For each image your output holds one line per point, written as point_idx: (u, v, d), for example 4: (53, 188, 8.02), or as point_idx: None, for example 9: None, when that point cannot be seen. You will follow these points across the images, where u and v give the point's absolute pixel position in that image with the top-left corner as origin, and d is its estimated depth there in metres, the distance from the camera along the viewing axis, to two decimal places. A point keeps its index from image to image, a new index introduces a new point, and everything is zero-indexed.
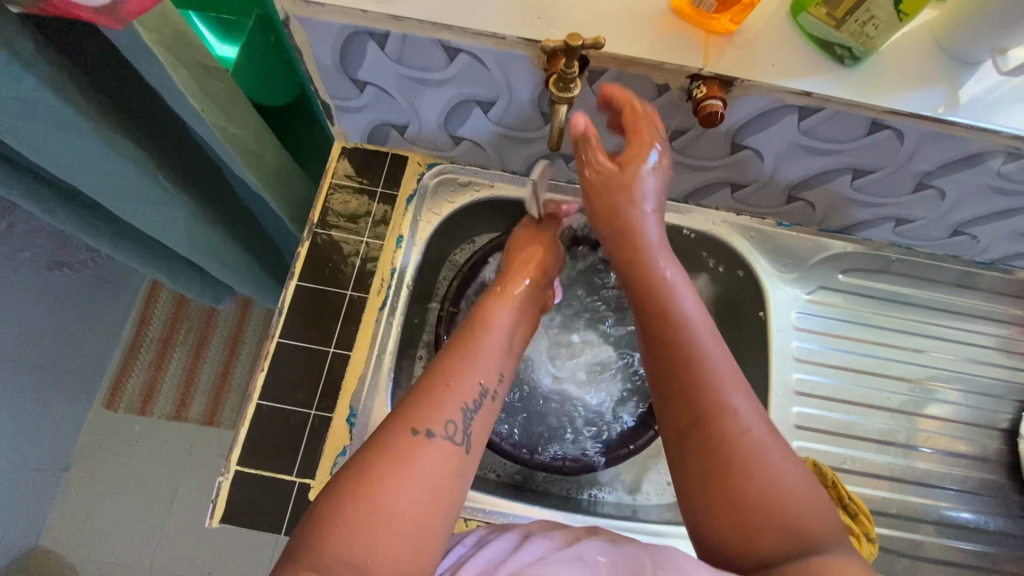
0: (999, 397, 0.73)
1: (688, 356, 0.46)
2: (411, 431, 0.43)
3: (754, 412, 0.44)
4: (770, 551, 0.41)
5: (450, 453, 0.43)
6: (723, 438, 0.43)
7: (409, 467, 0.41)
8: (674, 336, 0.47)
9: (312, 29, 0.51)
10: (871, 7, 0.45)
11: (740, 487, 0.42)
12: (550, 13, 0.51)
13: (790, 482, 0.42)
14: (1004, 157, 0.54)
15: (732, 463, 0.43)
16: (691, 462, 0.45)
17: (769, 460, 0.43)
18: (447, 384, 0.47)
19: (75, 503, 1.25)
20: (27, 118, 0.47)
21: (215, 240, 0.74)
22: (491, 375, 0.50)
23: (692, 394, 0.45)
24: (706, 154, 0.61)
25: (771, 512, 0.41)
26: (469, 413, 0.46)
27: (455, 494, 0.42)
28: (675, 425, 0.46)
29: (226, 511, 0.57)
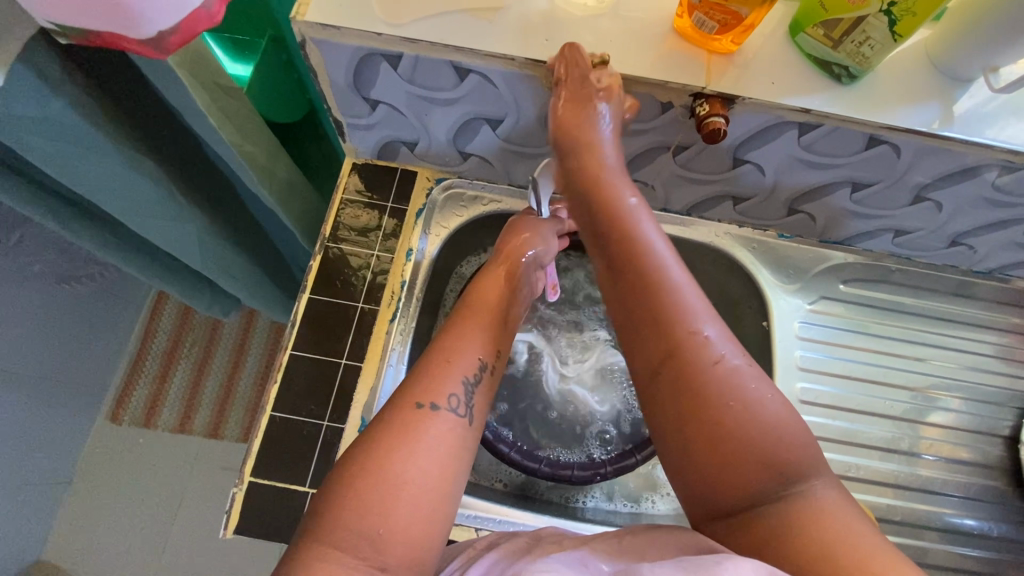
0: (999, 405, 0.74)
1: (659, 300, 0.50)
2: (416, 404, 0.47)
3: (722, 342, 0.48)
4: (762, 482, 0.44)
5: (454, 423, 0.47)
6: (695, 369, 0.47)
7: (416, 435, 0.45)
8: (644, 278, 0.50)
9: (328, 51, 0.53)
10: (867, 28, 0.47)
11: (717, 418, 0.45)
12: (557, 35, 0.53)
13: (767, 410, 0.45)
14: (999, 170, 0.55)
15: (708, 397, 0.46)
16: (670, 403, 0.47)
17: (744, 390, 0.46)
18: (448, 360, 0.51)
19: (79, 516, 1.25)
20: (52, 137, 0.48)
21: (226, 254, 0.75)
22: (489, 350, 0.55)
23: (665, 335, 0.48)
24: (708, 168, 0.63)
25: (752, 441, 0.44)
26: (470, 387, 0.50)
27: (461, 464, 0.46)
28: (650, 367, 0.49)
29: (239, 522, 0.58)
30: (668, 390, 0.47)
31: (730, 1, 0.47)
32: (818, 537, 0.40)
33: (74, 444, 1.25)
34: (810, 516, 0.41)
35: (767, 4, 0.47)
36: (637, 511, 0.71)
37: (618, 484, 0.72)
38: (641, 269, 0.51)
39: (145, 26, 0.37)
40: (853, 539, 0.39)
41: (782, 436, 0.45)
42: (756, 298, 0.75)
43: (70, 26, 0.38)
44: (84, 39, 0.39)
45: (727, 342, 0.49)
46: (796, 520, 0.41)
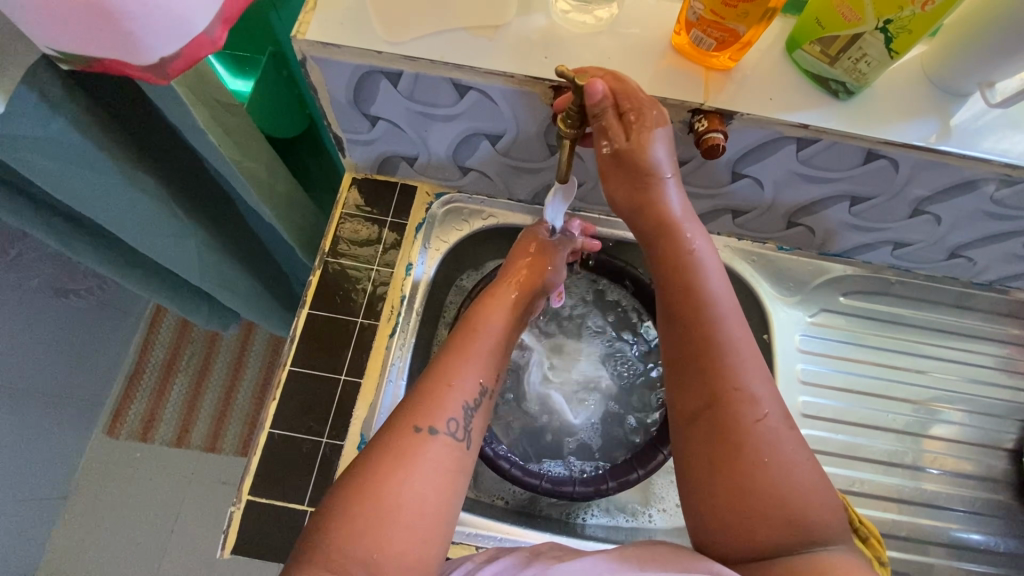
0: (1002, 417, 0.74)
1: (711, 340, 0.49)
2: (415, 429, 0.46)
3: (770, 400, 0.47)
4: (778, 540, 0.44)
5: (452, 448, 0.47)
6: (738, 422, 0.46)
7: (413, 459, 0.44)
8: (699, 324, 0.50)
9: (328, 68, 0.53)
10: (863, 45, 0.48)
11: (748, 469, 0.45)
12: (556, 52, 0.53)
13: (799, 474, 0.45)
14: (998, 184, 0.55)
15: (745, 447, 0.46)
16: (706, 447, 0.47)
17: (781, 450, 0.46)
18: (448, 383, 0.50)
19: (75, 533, 1.24)
20: (51, 156, 0.48)
21: (226, 269, 0.75)
22: (490, 375, 0.53)
23: (712, 377, 0.48)
24: (707, 182, 0.63)
25: (777, 498, 0.44)
26: (469, 411, 0.49)
27: (458, 487, 0.46)
28: (694, 409, 0.49)
29: (237, 541, 0.57)
30: (706, 434, 0.47)
31: (727, 19, 0.47)
32: None
33: (70, 459, 1.24)
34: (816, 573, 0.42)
35: (764, 21, 0.47)
36: (633, 526, 0.70)
37: (618, 500, 0.71)
38: (697, 315, 0.50)
39: (147, 53, 0.38)
40: None
41: (810, 502, 0.45)
42: (756, 311, 0.75)
43: (74, 53, 0.38)
44: (88, 66, 0.39)
45: (772, 400, 0.48)
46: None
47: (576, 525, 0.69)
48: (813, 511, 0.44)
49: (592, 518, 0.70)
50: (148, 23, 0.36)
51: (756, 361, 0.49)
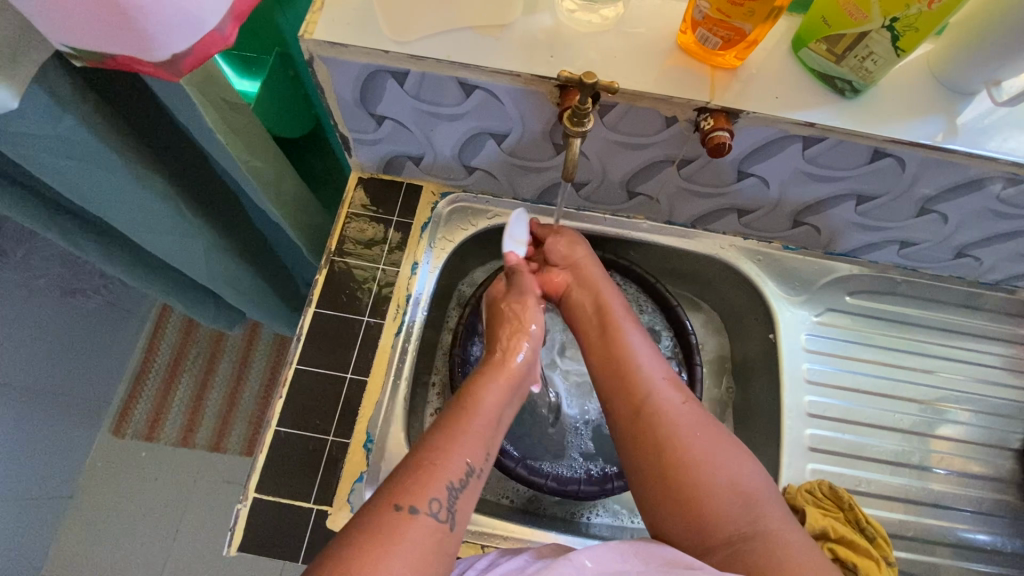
0: (1010, 417, 0.73)
1: (625, 357, 0.59)
2: (395, 507, 0.44)
3: (679, 392, 0.57)
4: (721, 509, 0.51)
5: (433, 533, 0.44)
6: (663, 412, 0.55)
7: (391, 541, 0.42)
8: (617, 343, 0.60)
9: (335, 67, 0.54)
10: (870, 44, 0.48)
11: (682, 453, 0.53)
12: (562, 51, 0.53)
13: (717, 448, 0.54)
14: (1004, 182, 0.55)
15: (671, 437, 0.54)
16: (644, 446, 0.55)
17: (700, 432, 0.54)
18: (434, 462, 0.47)
19: (81, 531, 1.24)
20: (62, 155, 0.49)
21: (233, 268, 0.75)
22: (480, 455, 0.50)
23: (631, 387, 0.58)
24: (712, 182, 0.63)
25: (711, 471, 0.52)
26: (454, 492, 0.46)
27: (437, 572, 0.43)
28: (625, 416, 0.57)
29: (243, 539, 0.57)
30: (643, 434, 0.55)
31: (733, 17, 0.47)
32: (764, 553, 0.48)
33: (76, 459, 1.24)
34: (766, 542, 0.49)
35: (770, 20, 0.48)
36: (637, 525, 0.71)
37: (623, 500, 0.72)
38: (616, 336, 0.61)
39: (159, 50, 0.38)
40: (794, 553, 0.49)
41: (733, 470, 0.53)
42: (763, 310, 0.75)
43: (85, 50, 0.38)
44: (100, 62, 0.40)
45: (682, 392, 0.58)
46: (750, 541, 0.49)
47: (579, 523, 0.69)
48: (740, 478, 0.52)
49: (597, 518, 0.70)
50: (159, 20, 0.36)
51: (662, 362, 0.60)
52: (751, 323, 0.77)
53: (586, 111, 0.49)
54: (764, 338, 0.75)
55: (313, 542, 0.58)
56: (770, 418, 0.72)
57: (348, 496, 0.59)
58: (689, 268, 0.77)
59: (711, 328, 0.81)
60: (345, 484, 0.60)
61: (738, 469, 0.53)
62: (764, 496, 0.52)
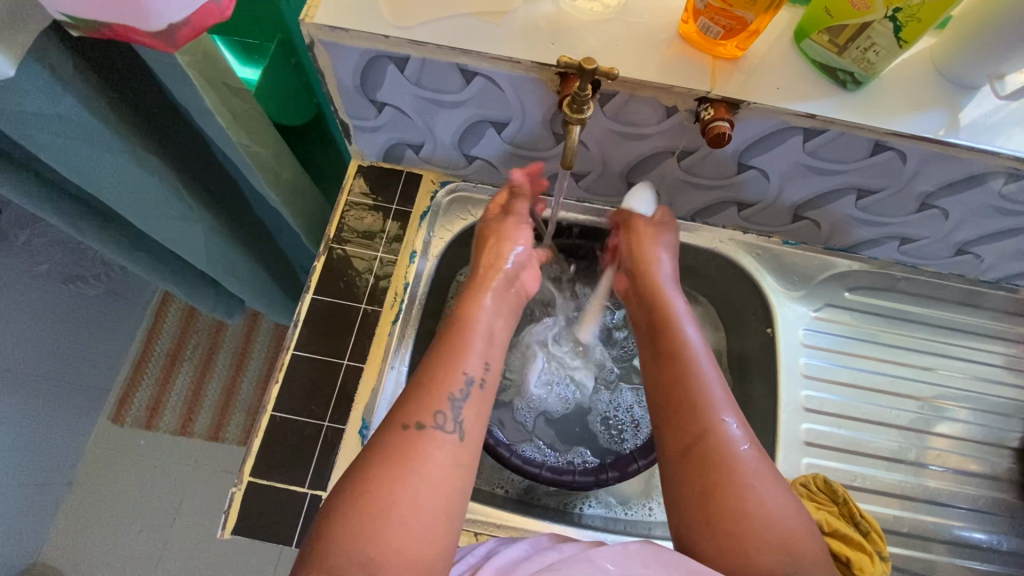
0: (1007, 416, 0.73)
1: (688, 377, 0.54)
2: (404, 426, 0.46)
3: (744, 430, 0.51)
4: (765, 558, 0.45)
5: (444, 443, 0.46)
6: (722, 455, 0.50)
7: (403, 458, 0.44)
8: (680, 369, 0.55)
9: (335, 52, 0.54)
10: (872, 34, 0.47)
11: (735, 502, 0.47)
12: (563, 39, 0.53)
13: (775, 499, 0.48)
14: (1005, 178, 0.55)
15: (728, 471, 0.49)
16: (694, 484, 0.49)
17: (758, 477, 0.49)
18: (432, 379, 0.49)
19: (79, 517, 1.25)
20: (62, 134, 0.49)
21: (231, 255, 0.75)
22: (478, 365, 0.51)
23: (692, 411, 0.52)
24: (712, 174, 0.63)
25: (763, 528, 0.46)
26: (457, 403, 0.48)
27: (456, 481, 0.45)
28: (680, 449, 0.52)
29: (237, 522, 0.58)
30: (695, 472, 0.50)
31: (735, 6, 0.47)
32: None
33: (75, 445, 1.25)
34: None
35: (772, 10, 0.47)
36: (630, 518, 0.71)
37: (618, 492, 0.72)
38: (678, 360, 0.56)
39: (155, 18, 0.38)
40: None
41: (789, 525, 0.47)
42: (761, 305, 0.75)
43: (83, 18, 0.38)
44: (98, 31, 0.40)
45: (746, 431, 0.52)
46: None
47: (569, 513, 0.69)
48: (795, 534, 0.47)
49: (589, 509, 0.71)
50: None
51: (729, 400, 0.53)
52: (749, 318, 0.76)
53: (586, 98, 0.49)
54: (762, 334, 0.75)
55: (307, 527, 0.58)
56: (767, 412, 0.72)
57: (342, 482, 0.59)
58: (689, 262, 0.76)
59: (709, 322, 0.80)
60: (339, 470, 0.60)
61: (794, 526, 0.47)
62: (813, 555, 0.46)
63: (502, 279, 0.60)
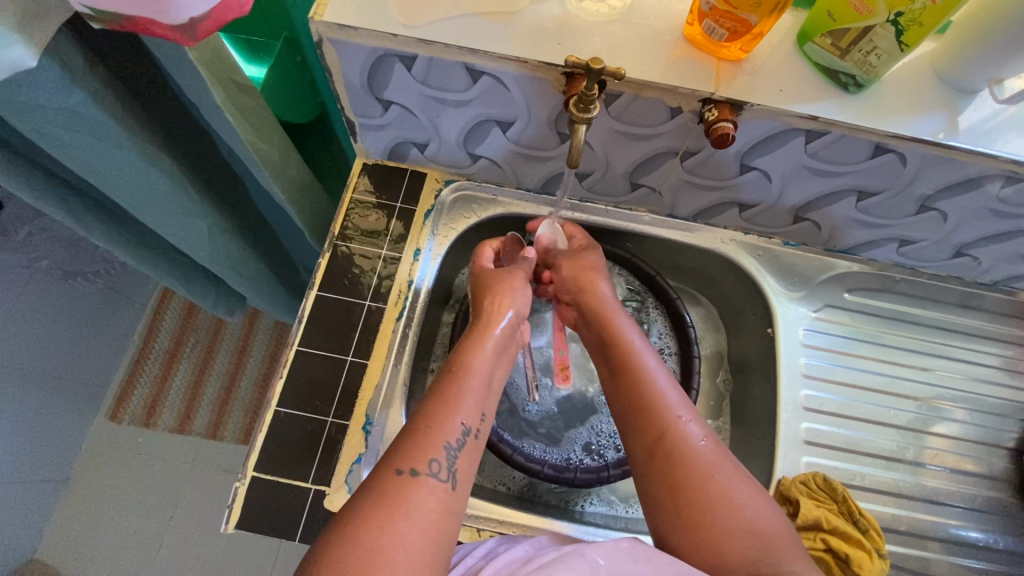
0: (1003, 416, 0.74)
1: (642, 386, 0.56)
2: (397, 472, 0.45)
3: (702, 428, 0.54)
4: (739, 549, 0.47)
5: (438, 492, 0.45)
6: (684, 452, 0.52)
7: (395, 504, 0.43)
8: (635, 379, 0.57)
9: (343, 50, 0.54)
10: (874, 38, 0.48)
11: (701, 496, 0.50)
12: (569, 40, 0.54)
13: (741, 492, 0.50)
14: (1003, 181, 0.56)
15: (691, 471, 0.51)
16: (662, 485, 0.51)
17: (722, 473, 0.51)
18: (428, 427, 0.49)
19: (76, 515, 1.24)
20: (69, 128, 0.49)
21: (235, 251, 0.75)
22: (474, 415, 0.52)
23: (649, 417, 0.54)
24: (713, 175, 0.63)
25: (732, 517, 0.48)
26: (453, 452, 0.48)
27: (445, 532, 0.44)
28: (645, 453, 0.54)
29: (241, 516, 0.58)
30: (660, 472, 0.52)
31: (740, 9, 0.47)
32: None
33: (72, 442, 1.24)
34: None
35: (776, 13, 0.48)
36: (631, 516, 0.71)
37: (619, 489, 0.72)
38: (630, 369, 0.58)
39: (177, 13, 0.38)
40: None
41: (760, 517, 0.49)
42: (761, 305, 0.75)
43: (106, 11, 0.38)
44: (120, 24, 0.40)
45: (705, 428, 0.54)
46: None
47: (568, 510, 0.70)
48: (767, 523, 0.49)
49: (591, 507, 0.71)
50: None
51: (684, 401, 0.55)
52: (750, 319, 0.77)
53: (592, 98, 0.49)
54: (763, 333, 0.76)
55: (311, 522, 0.58)
56: (767, 412, 0.72)
57: (345, 477, 0.59)
58: (690, 262, 0.78)
59: (709, 324, 0.82)
60: (343, 467, 0.60)
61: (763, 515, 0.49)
62: (785, 539, 0.48)
63: (508, 324, 0.60)
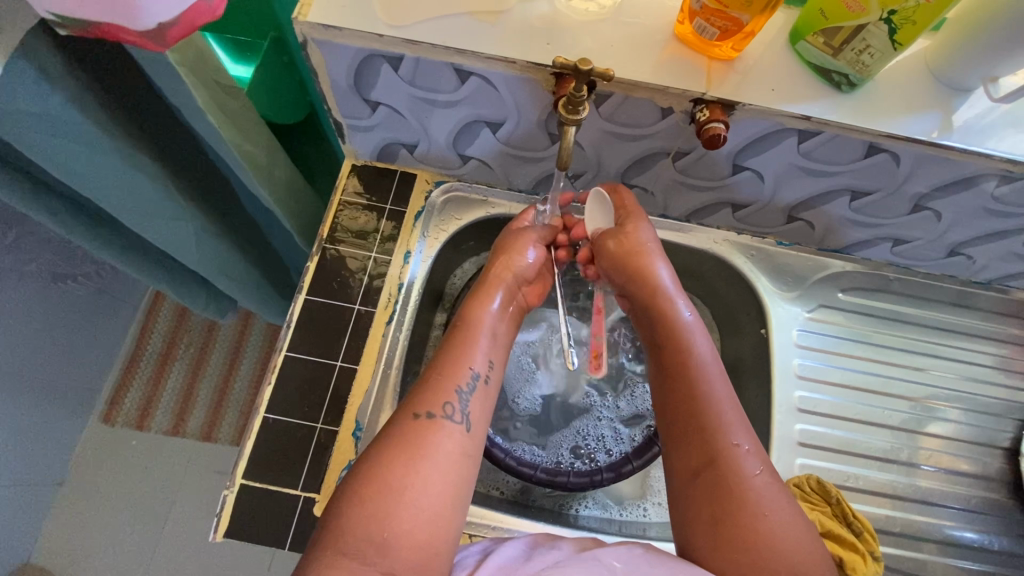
0: (998, 416, 0.73)
1: (700, 402, 0.52)
2: (415, 415, 0.47)
3: (758, 456, 0.51)
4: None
5: (453, 434, 0.47)
6: (735, 478, 0.49)
7: (416, 446, 0.45)
8: (692, 390, 0.53)
9: (329, 51, 0.53)
10: (867, 37, 0.47)
11: (748, 522, 0.47)
12: (559, 41, 0.53)
13: (790, 530, 0.47)
14: (998, 180, 0.55)
15: (741, 497, 0.48)
16: (705, 500, 0.49)
17: (773, 508, 0.48)
18: (441, 372, 0.50)
19: (70, 519, 1.24)
20: (48, 133, 0.48)
21: (223, 255, 0.75)
22: (483, 362, 0.53)
23: (705, 434, 0.51)
24: (706, 175, 0.63)
25: (774, 549, 0.46)
26: (465, 396, 0.49)
27: (464, 472, 0.46)
28: (691, 466, 0.51)
29: (230, 525, 0.57)
30: (703, 488, 0.50)
31: (730, 7, 0.47)
32: None
33: (65, 446, 1.23)
34: None
35: (768, 12, 0.47)
36: (625, 518, 0.71)
37: (613, 492, 0.72)
38: (686, 379, 0.54)
39: (144, 18, 0.37)
40: None
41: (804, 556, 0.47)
42: (755, 306, 0.75)
43: (71, 17, 0.37)
44: (85, 31, 0.39)
45: (760, 457, 0.51)
46: None
47: (562, 514, 0.69)
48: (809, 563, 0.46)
49: (585, 510, 0.71)
50: None
51: (743, 423, 0.52)
52: (743, 319, 0.77)
53: (581, 99, 0.48)
54: (756, 334, 0.75)
55: (302, 529, 0.57)
56: (761, 414, 0.72)
57: (336, 484, 0.59)
58: (683, 262, 0.77)
59: None
60: (333, 474, 0.59)
61: (806, 557, 0.47)
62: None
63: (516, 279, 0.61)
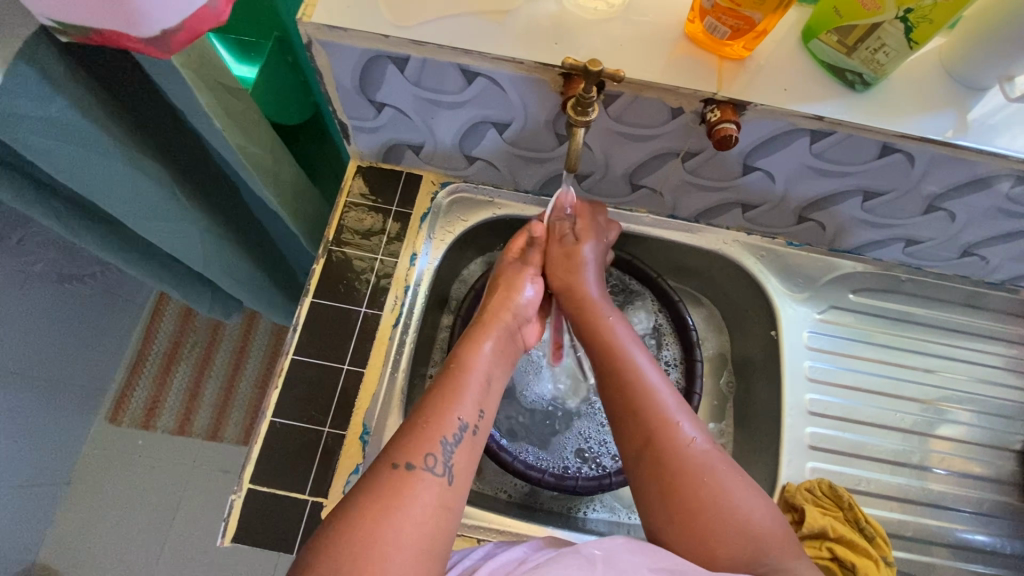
0: (1010, 418, 0.73)
1: (632, 387, 0.55)
2: (394, 466, 0.46)
3: (691, 425, 0.54)
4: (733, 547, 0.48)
5: (431, 486, 0.46)
6: (675, 452, 0.52)
7: (393, 498, 0.44)
8: (624, 378, 0.56)
9: (334, 52, 0.52)
10: (882, 35, 0.46)
11: (693, 494, 0.50)
12: (567, 40, 0.52)
13: (731, 491, 0.51)
14: (1013, 181, 0.54)
15: (682, 470, 0.51)
16: (655, 483, 0.52)
17: (710, 472, 0.51)
18: (426, 421, 0.49)
19: (78, 518, 1.24)
20: (52, 137, 0.47)
21: (228, 257, 0.74)
22: (471, 412, 0.51)
23: (638, 417, 0.54)
24: (716, 175, 0.62)
25: (725, 514, 0.49)
26: (449, 447, 0.48)
27: (443, 527, 0.45)
28: (633, 452, 0.54)
29: (238, 529, 0.57)
30: (650, 470, 0.52)
31: (742, 6, 0.46)
32: None
33: (73, 446, 1.24)
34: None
35: (780, 10, 0.46)
36: (633, 522, 0.70)
37: (621, 495, 0.72)
38: (619, 369, 0.57)
39: (147, 24, 0.37)
40: None
41: (753, 516, 0.50)
42: (764, 307, 0.74)
43: (72, 24, 0.37)
44: (86, 36, 0.38)
45: (696, 426, 0.54)
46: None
47: (570, 517, 0.69)
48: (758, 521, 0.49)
49: (593, 513, 0.70)
50: None
51: (674, 398, 0.55)
52: (753, 320, 0.76)
53: (590, 100, 0.47)
54: (766, 336, 0.74)
55: (309, 533, 0.57)
56: (770, 416, 0.71)
57: (343, 488, 0.58)
58: (692, 262, 0.76)
59: (712, 325, 0.81)
60: (340, 478, 0.59)
61: (754, 515, 0.50)
62: (774, 531, 0.50)
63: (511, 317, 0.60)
